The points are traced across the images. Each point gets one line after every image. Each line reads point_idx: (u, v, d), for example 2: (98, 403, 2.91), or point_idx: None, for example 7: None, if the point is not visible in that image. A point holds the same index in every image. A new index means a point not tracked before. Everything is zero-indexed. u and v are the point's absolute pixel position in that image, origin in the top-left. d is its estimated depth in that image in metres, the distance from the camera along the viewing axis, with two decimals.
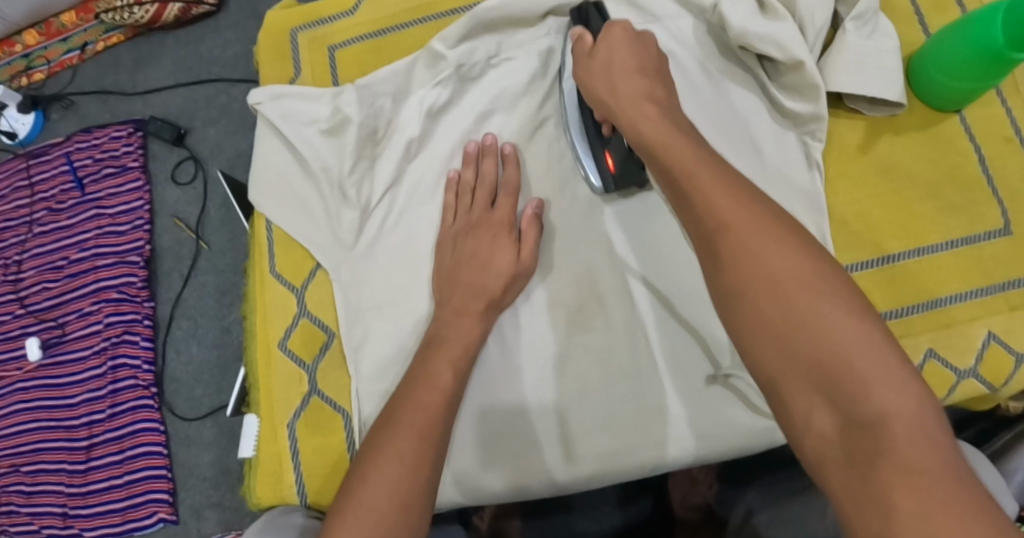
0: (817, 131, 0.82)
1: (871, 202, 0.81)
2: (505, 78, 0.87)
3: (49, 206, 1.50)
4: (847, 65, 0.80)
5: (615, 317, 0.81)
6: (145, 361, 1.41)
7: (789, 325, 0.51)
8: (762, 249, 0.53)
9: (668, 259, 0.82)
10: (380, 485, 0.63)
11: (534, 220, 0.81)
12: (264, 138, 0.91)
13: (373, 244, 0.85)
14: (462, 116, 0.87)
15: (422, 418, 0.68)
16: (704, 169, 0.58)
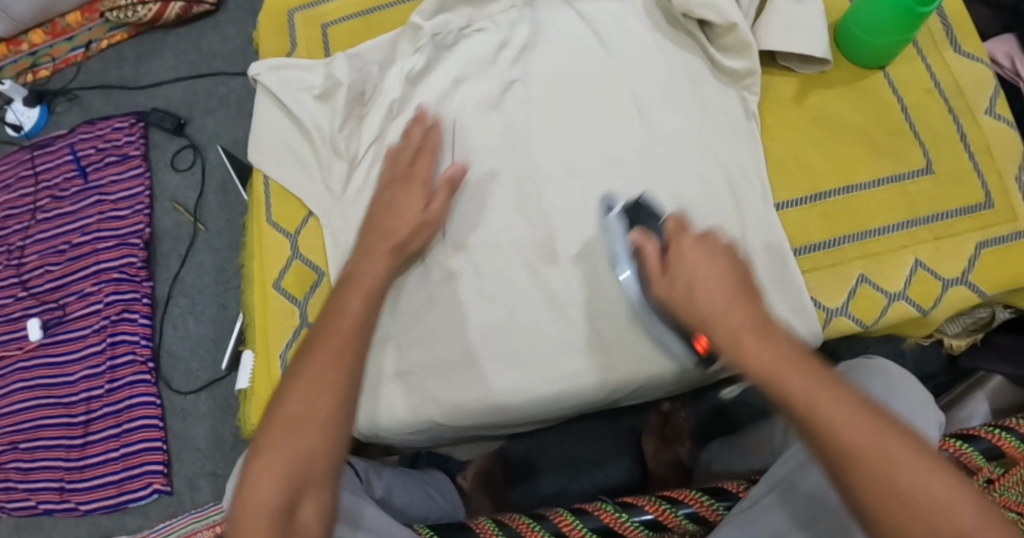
0: (753, 85, 0.91)
1: (805, 147, 0.91)
2: (477, 47, 0.95)
3: (53, 194, 1.57)
4: (777, 26, 0.90)
5: (575, 243, 0.87)
6: (142, 336, 1.48)
7: (862, 475, 0.55)
8: (820, 401, 0.57)
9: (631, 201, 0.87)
10: (296, 448, 0.62)
11: (449, 183, 0.84)
12: (262, 104, 1.00)
13: (356, 189, 0.92)
14: (439, 80, 0.93)
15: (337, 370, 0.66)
16: (727, 320, 0.62)
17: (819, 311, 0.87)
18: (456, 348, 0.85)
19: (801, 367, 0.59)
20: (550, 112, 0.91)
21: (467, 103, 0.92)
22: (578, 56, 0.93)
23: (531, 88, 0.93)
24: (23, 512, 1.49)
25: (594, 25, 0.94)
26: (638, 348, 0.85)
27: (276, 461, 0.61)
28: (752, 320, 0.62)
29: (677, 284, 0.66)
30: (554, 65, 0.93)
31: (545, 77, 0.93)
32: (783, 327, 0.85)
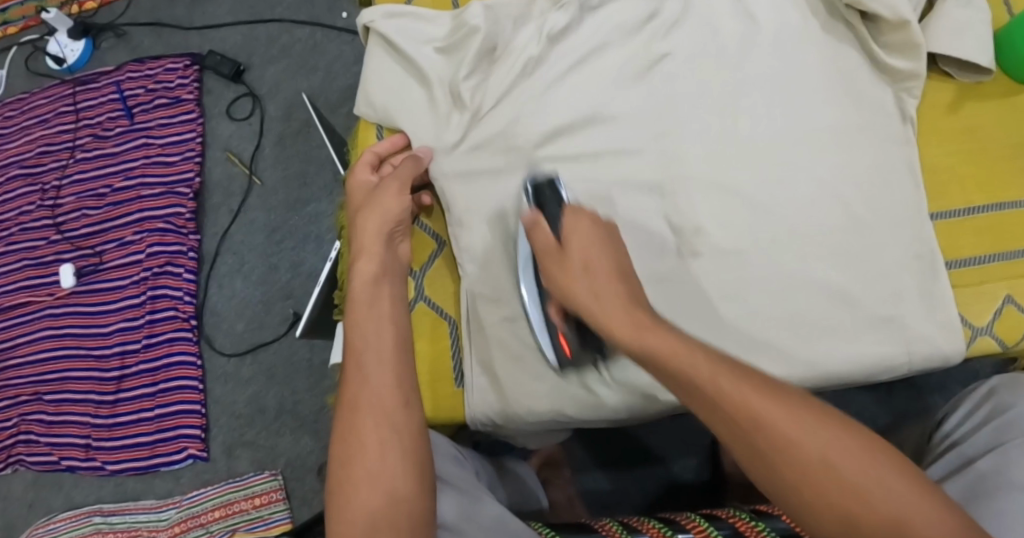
0: (914, 89, 0.87)
1: (955, 158, 0.87)
2: (622, 15, 0.89)
3: (95, 133, 1.48)
4: (945, 29, 0.86)
5: (738, 235, 0.83)
6: (186, 292, 1.40)
7: (826, 508, 0.54)
8: (773, 417, 0.56)
9: (784, 183, 0.84)
10: (381, 469, 0.65)
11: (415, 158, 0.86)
12: (374, 52, 0.93)
13: (484, 148, 0.86)
14: (579, 46, 0.88)
15: (378, 393, 0.68)
16: (662, 345, 0.61)
17: (964, 328, 0.84)
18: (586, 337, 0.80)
19: (752, 381, 0.58)
20: (695, 95, 0.86)
21: (610, 73, 0.87)
22: (722, 36, 0.88)
23: (677, 65, 0.87)
24: (43, 467, 1.42)
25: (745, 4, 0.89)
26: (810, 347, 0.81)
27: (372, 474, 0.64)
28: (691, 348, 0.61)
29: (572, 271, 0.69)
30: (696, 44, 0.88)
31: (689, 54, 0.88)
32: (927, 343, 0.82)
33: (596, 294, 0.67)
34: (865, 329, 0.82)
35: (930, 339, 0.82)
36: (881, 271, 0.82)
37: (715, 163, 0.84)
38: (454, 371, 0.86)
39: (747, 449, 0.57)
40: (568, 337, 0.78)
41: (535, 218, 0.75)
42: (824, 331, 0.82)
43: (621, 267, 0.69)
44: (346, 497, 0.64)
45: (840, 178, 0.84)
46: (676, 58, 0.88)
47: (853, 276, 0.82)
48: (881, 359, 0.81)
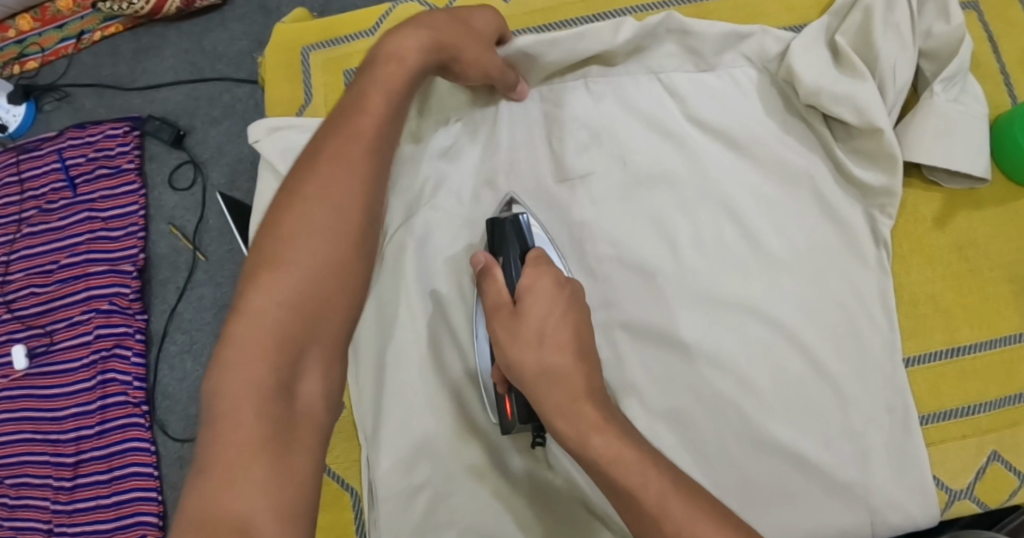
0: (888, 207, 0.72)
1: (943, 285, 0.73)
2: (532, 122, 0.78)
3: (40, 206, 1.41)
4: (928, 131, 0.71)
5: (677, 392, 0.71)
6: (135, 378, 1.35)
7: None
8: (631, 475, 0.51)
9: (730, 325, 0.71)
10: (265, 405, 0.47)
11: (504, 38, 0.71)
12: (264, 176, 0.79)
13: (384, 294, 0.75)
14: (487, 163, 0.77)
15: (311, 303, 0.50)
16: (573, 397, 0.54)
17: (938, 491, 0.70)
18: (501, 523, 0.71)
19: (635, 447, 0.53)
20: (629, 218, 0.74)
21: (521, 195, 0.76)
22: (662, 138, 0.76)
23: (602, 181, 0.75)
24: None
25: (682, 103, 0.77)
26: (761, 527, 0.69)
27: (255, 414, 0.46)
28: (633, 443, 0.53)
29: (522, 341, 0.57)
30: (626, 155, 0.76)
31: (619, 165, 0.76)
32: (896, 511, 0.69)
33: (544, 369, 0.56)
34: (823, 499, 0.69)
35: (903, 507, 0.69)
36: (841, 430, 0.70)
37: (644, 302, 0.72)
38: None
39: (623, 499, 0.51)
40: (512, 405, 0.67)
41: (489, 264, 0.66)
42: (774, 500, 0.69)
43: (579, 335, 0.57)
44: (214, 432, 0.46)
45: (796, 315, 0.72)
46: (593, 180, 0.75)
47: (806, 437, 0.70)
48: (840, 532, 0.69)
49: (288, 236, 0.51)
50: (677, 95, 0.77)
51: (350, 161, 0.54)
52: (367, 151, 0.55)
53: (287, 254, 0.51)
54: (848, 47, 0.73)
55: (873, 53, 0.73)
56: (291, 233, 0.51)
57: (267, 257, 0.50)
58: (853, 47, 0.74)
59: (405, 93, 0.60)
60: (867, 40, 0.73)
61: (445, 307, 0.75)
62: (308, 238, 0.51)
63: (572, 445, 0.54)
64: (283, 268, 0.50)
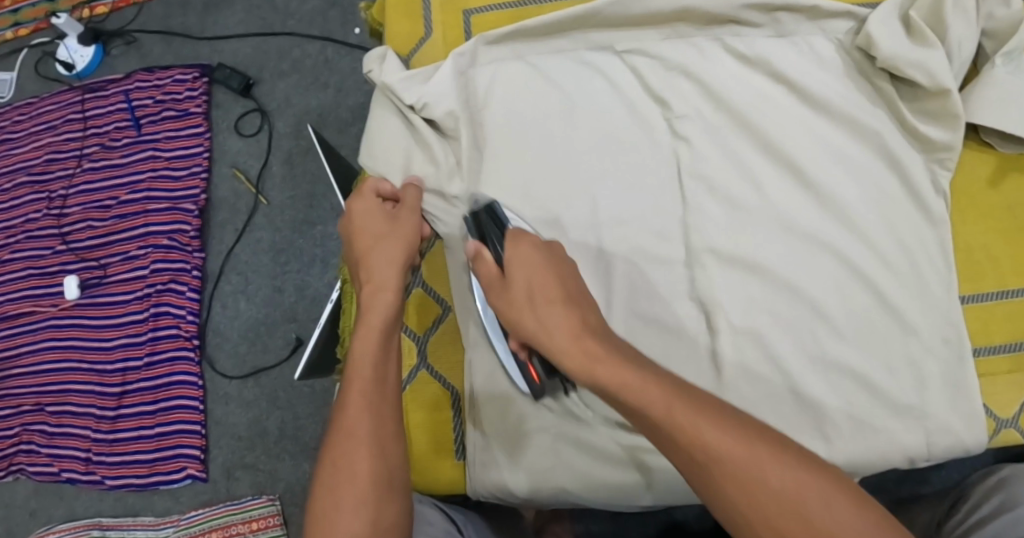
0: (948, 160, 0.80)
1: (996, 239, 0.81)
2: (633, 69, 0.86)
3: (102, 143, 1.46)
4: (990, 99, 0.79)
5: (761, 314, 0.78)
6: (189, 311, 1.39)
7: (724, 493, 0.56)
8: (627, 388, 0.59)
9: (808, 256, 0.79)
10: None
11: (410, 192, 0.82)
12: (375, 115, 0.88)
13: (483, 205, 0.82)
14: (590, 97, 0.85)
15: (359, 490, 0.63)
16: (562, 325, 0.63)
17: (989, 420, 0.78)
18: (586, 422, 0.78)
19: (654, 382, 0.59)
20: (715, 160, 0.82)
21: (617, 129, 0.83)
22: (743, 89, 0.84)
23: (690, 124, 0.83)
24: (45, 478, 1.41)
25: (763, 59, 0.84)
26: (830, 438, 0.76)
27: None
28: (618, 358, 0.61)
29: (516, 300, 0.66)
30: (707, 104, 0.84)
31: (699, 110, 0.83)
32: (950, 435, 0.76)
33: (547, 328, 0.63)
34: (891, 419, 0.76)
35: (960, 434, 0.76)
36: (899, 356, 0.77)
37: (727, 236, 0.80)
38: (454, 442, 0.81)
39: (644, 425, 0.59)
40: (534, 366, 0.74)
41: (478, 250, 0.70)
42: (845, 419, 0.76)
43: (565, 283, 0.66)
44: None
45: (867, 256, 0.79)
46: (685, 123, 0.83)
47: (870, 363, 0.77)
48: (904, 451, 0.76)
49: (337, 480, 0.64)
50: (760, 48, 0.84)
51: (364, 384, 0.67)
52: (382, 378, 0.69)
53: (337, 472, 0.64)
54: (921, 20, 0.80)
55: (943, 25, 0.80)
56: (336, 450, 0.65)
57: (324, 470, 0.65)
58: (925, 20, 0.81)
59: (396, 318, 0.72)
60: (936, 14, 0.80)
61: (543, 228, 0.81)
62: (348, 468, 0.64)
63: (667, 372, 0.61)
64: (333, 477, 0.64)
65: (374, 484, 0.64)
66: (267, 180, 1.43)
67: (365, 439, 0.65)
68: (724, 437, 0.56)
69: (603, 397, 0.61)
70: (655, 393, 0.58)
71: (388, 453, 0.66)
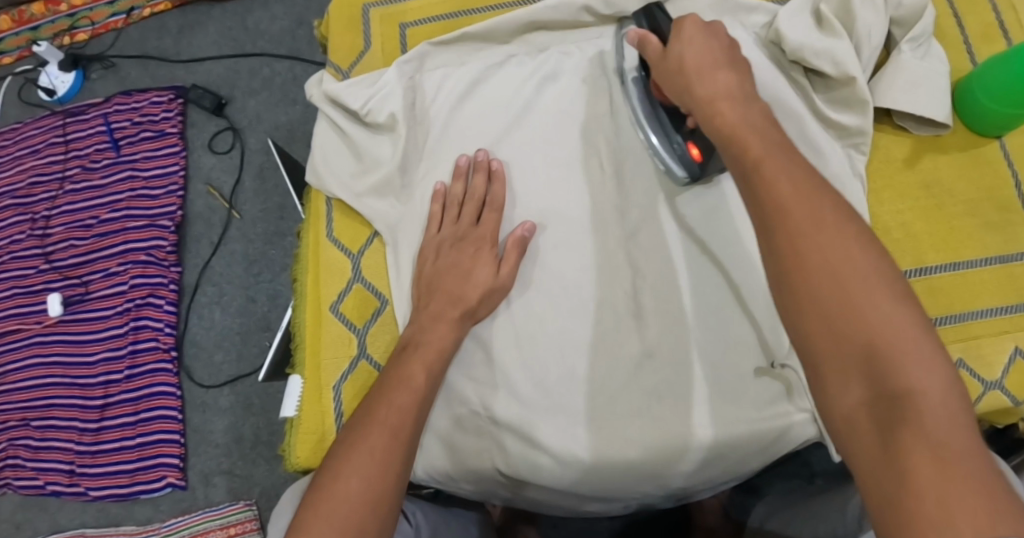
0: (862, 145, 0.84)
1: (915, 216, 0.84)
2: (555, 63, 0.91)
3: (83, 165, 1.51)
4: (897, 82, 0.83)
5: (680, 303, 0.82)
6: (166, 324, 1.43)
7: (804, 302, 0.56)
8: (810, 237, 0.56)
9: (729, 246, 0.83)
10: (355, 486, 0.66)
11: (484, 167, 0.85)
12: (323, 126, 0.95)
13: (423, 191, 0.89)
14: (522, 80, 0.90)
15: (393, 420, 0.71)
16: (773, 161, 0.60)
17: None
18: (522, 415, 0.80)
19: (812, 190, 0.58)
20: (637, 154, 0.87)
21: (548, 118, 0.89)
22: None
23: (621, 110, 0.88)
24: (31, 492, 1.45)
25: None
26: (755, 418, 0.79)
27: (353, 493, 0.66)
28: (800, 177, 0.59)
29: (678, 50, 0.71)
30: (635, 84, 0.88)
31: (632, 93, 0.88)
32: None
33: (702, 75, 0.68)
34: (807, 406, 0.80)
35: None
36: None
37: (653, 237, 0.85)
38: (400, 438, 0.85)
39: (756, 205, 0.60)
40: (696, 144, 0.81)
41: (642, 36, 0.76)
42: (765, 398, 0.80)
43: (733, 57, 0.70)
44: (312, 502, 0.65)
45: None
46: (614, 120, 0.88)
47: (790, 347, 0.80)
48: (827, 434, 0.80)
49: (342, 472, 0.67)
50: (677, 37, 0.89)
51: (428, 353, 0.77)
52: (412, 395, 0.73)
53: (386, 405, 0.72)
54: (829, 13, 0.84)
55: (850, 17, 0.83)
56: (388, 388, 0.74)
57: (365, 405, 0.73)
58: (833, 13, 0.84)
59: (455, 301, 0.80)
60: (844, 7, 0.84)
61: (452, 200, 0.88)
62: (355, 463, 0.67)
63: (746, 156, 0.62)
64: (377, 410, 0.71)
65: (411, 419, 0.72)
66: (242, 194, 1.48)
67: (417, 388, 0.74)
68: (840, 260, 0.55)
69: (759, 218, 0.60)
70: (802, 200, 0.58)
71: (427, 410, 0.75)
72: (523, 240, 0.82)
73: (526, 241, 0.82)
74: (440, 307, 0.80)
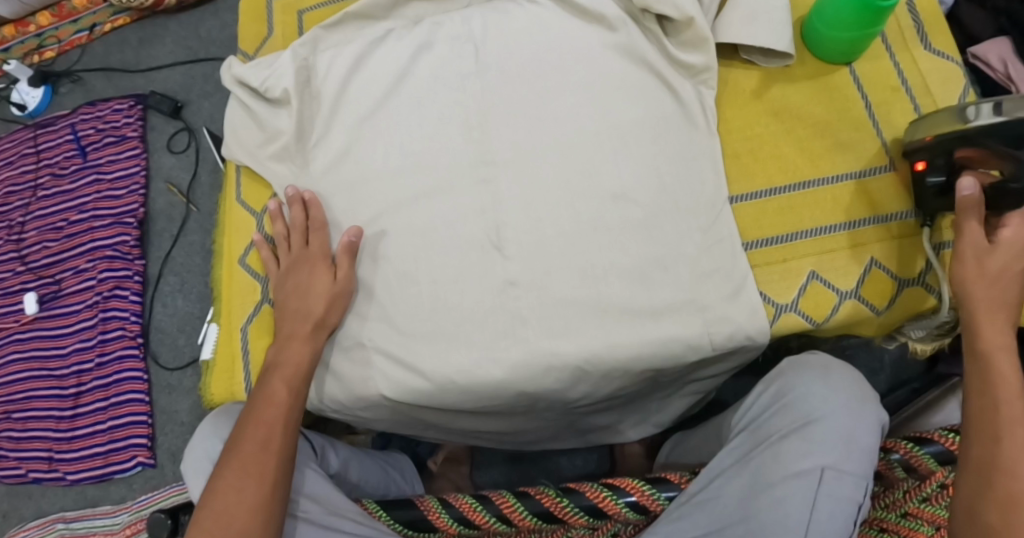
0: (709, 80, 0.94)
1: (763, 140, 0.94)
2: (430, 32, 0.99)
3: (53, 172, 1.61)
4: (736, 20, 0.93)
5: (541, 226, 0.89)
6: (133, 313, 1.52)
7: (984, 467, 0.70)
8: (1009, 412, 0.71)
9: (587, 172, 0.90)
10: (250, 453, 0.78)
11: (298, 201, 0.94)
12: (234, 105, 1.03)
13: (314, 151, 0.97)
14: (405, 45, 0.99)
15: (283, 398, 0.83)
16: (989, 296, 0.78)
17: (766, 306, 0.88)
18: (396, 346, 0.89)
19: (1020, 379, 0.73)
20: (505, 105, 0.94)
21: (426, 82, 0.97)
22: (540, 24, 0.97)
23: (499, 57, 0.96)
24: (14, 480, 1.54)
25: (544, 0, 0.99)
26: (613, 325, 0.86)
27: (248, 459, 0.78)
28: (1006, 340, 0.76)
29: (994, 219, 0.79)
30: (511, 40, 0.97)
31: (507, 48, 0.96)
32: (727, 323, 0.86)
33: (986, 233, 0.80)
34: (656, 318, 0.86)
35: (728, 321, 0.86)
36: (661, 250, 0.87)
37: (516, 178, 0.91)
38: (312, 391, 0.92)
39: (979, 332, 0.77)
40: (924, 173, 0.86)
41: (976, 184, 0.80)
42: (622, 313, 0.86)
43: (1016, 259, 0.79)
44: (220, 473, 0.78)
45: (634, 175, 0.89)
46: (484, 75, 0.95)
47: (636, 254, 0.87)
48: (684, 341, 0.86)
49: (220, 490, 0.76)
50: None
51: (305, 327, 0.87)
52: (276, 407, 0.82)
53: (271, 386, 0.84)
54: None
55: None
56: (278, 369, 0.85)
57: (258, 390, 0.84)
58: None
59: (304, 299, 0.89)
60: None
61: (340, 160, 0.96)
62: (232, 481, 0.77)
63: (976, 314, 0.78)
64: (264, 391, 0.83)
65: (296, 394, 0.84)
66: (201, 191, 1.59)
67: (300, 361, 0.85)
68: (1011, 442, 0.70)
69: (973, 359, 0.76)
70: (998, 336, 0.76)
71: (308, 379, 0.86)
72: (351, 245, 0.91)
73: (354, 245, 0.91)
74: (292, 327, 0.88)
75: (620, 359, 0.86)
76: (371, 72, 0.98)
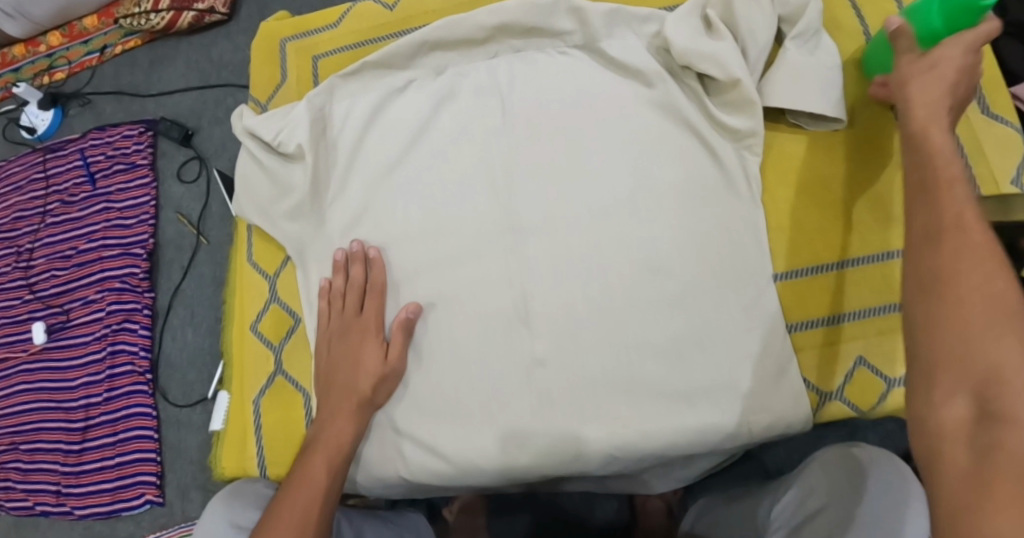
0: (754, 146, 0.87)
1: (810, 210, 0.88)
2: (452, 83, 0.94)
3: (62, 199, 1.58)
4: (783, 81, 0.87)
5: (572, 300, 0.84)
6: (141, 347, 1.48)
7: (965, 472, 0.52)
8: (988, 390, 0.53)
9: (621, 243, 0.84)
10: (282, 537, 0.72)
11: (350, 259, 0.88)
12: (244, 157, 0.97)
13: (330, 210, 0.92)
14: (426, 98, 0.94)
15: (322, 481, 0.77)
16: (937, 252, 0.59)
17: (812, 394, 0.85)
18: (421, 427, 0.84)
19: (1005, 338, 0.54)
20: (532, 167, 0.89)
21: (449, 139, 0.91)
22: (569, 78, 0.92)
23: (524, 113, 0.91)
24: (21, 513, 1.51)
25: (572, 52, 0.94)
26: (646, 411, 0.81)
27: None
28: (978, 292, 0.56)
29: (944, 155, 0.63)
30: (536, 95, 0.91)
31: (532, 104, 0.91)
32: (768, 412, 0.81)
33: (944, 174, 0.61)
34: (692, 405, 0.81)
35: (768, 409, 0.81)
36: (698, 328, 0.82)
37: (545, 247, 0.86)
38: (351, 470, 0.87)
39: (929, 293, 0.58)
40: None
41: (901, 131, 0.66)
42: (655, 398, 0.81)
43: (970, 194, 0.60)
44: None
45: (669, 249, 0.84)
46: (509, 133, 0.90)
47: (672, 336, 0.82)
48: (723, 430, 0.80)
49: None
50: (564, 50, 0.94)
51: (348, 403, 0.82)
52: (313, 490, 0.76)
53: (311, 464, 0.78)
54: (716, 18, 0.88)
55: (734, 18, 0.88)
56: (320, 445, 0.80)
57: (297, 469, 0.78)
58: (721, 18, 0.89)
59: (353, 371, 0.84)
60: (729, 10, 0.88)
61: (357, 222, 0.91)
62: None
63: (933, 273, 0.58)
64: (304, 469, 0.78)
65: (337, 478, 0.78)
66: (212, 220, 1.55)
67: (342, 441, 0.80)
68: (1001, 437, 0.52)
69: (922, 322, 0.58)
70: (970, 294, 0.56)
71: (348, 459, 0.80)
72: (408, 323, 0.85)
73: (411, 323, 0.85)
74: (337, 403, 0.83)
75: (651, 447, 0.81)
76: (393, 126, 0.93)
